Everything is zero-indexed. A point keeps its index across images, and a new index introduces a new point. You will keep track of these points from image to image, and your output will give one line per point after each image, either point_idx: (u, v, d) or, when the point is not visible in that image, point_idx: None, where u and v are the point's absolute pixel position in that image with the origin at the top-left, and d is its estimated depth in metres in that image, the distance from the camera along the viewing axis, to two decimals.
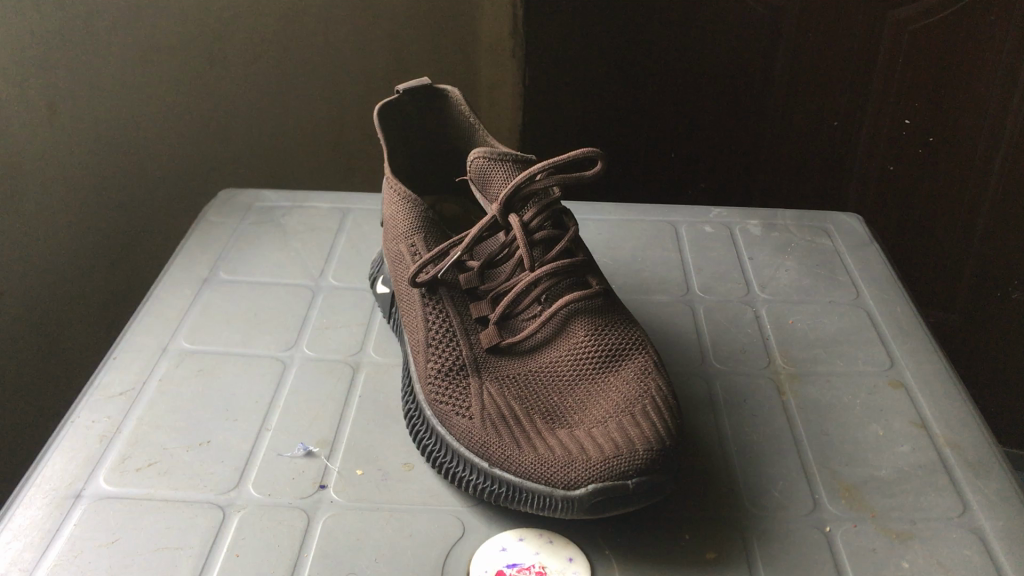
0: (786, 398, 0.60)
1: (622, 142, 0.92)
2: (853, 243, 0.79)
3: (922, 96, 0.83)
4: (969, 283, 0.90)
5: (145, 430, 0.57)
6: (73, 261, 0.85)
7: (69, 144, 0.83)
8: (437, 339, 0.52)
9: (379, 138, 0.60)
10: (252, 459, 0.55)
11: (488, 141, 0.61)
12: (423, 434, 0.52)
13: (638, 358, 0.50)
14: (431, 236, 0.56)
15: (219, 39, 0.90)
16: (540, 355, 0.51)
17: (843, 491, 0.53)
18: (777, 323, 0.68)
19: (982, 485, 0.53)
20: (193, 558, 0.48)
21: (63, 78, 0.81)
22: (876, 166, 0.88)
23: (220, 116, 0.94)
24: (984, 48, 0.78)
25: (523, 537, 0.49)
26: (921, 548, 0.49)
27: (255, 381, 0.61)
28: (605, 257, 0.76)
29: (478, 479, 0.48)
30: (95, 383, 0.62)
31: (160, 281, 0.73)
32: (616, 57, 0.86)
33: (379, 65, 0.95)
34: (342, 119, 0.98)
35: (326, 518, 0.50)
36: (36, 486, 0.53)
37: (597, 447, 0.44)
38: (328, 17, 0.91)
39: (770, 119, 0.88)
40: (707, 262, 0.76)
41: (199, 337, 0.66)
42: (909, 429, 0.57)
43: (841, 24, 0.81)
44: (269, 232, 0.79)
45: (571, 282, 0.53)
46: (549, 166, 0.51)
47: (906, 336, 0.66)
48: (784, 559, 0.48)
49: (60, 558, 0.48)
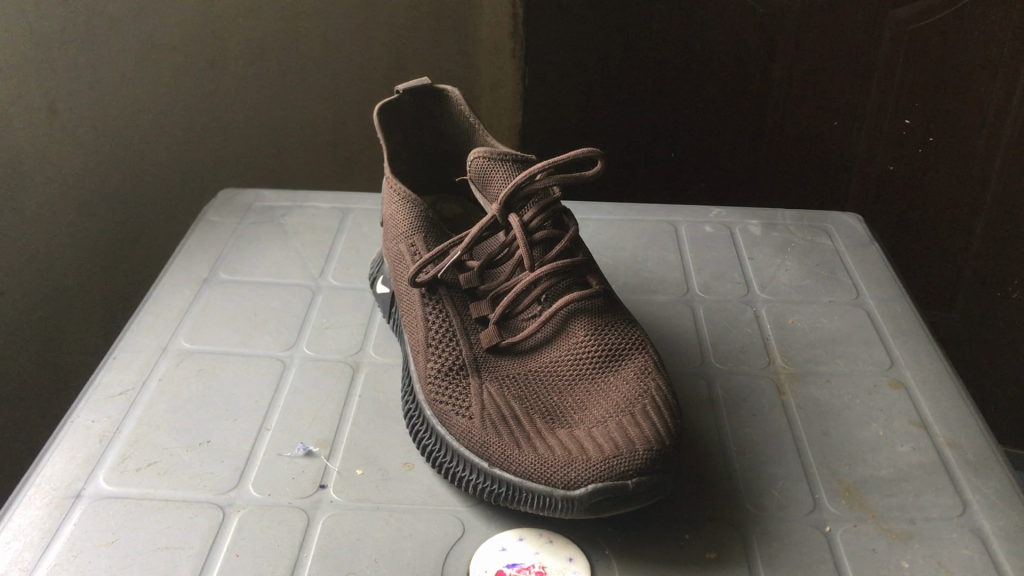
0: (786, 398, 0.60)
1: (622, 142, 0.92)
2: (853, 242, 0.79)
3: (922, 96, 0.83)
4: (970, 282, 0.90)
5: (145, 430, 0.57)
6: (74, 261, 0.85)
7: (69, 144, 0.83)
8: (437, 339, 0.52)
9: (379, 138, 0.60)
10: (252, 459, 0.55)
11: (488, 141, 0.61)
12: (423, 434, 0.52)
13: (638, 358, 0.50)
14: (431, 235, 0.56)
15: (219, 39, 0.90)
16: (540, 355, 0.51)
17: (843, 491, 0.53)
18: (776, 323, 0.68)
19: (981, 484, 0.53)
20: (193, 558, 0.48)
21: (64, 78, 0.81)
22: (877, 166, 0.88)
23: (220, 117, 0.94)
24: (984, 47, 0.78)
25: (523, 537, 0.49)
26: (920, 548, 0.49)
27: (255, 381, 0.61)
28: (605, 257, 0.76)
29: (478, 479, 0.48)
30: (95, 383, 0.62)
31: (160, 281, 0.73)
32: (616, 57, 0.86)
33: (378, 65, 0.95)
34: (342, 118, 0.98)
35: (326, 518, 0.50)
36: (36, 486, 0.54)
37: (598, 446, 0.44)
38: (328, 17, 0.92)
39: (770, 119, 0.88)
40: (707, 261, 0.76)
41: (199, 337, 0.66)
42: (909, 429, 0.57)
43: (841, 24, 0.81)
44: (269, 232, 0.79)
45: (571, 282, 0.53)
46: (549, 166, 0.51)
47: (906, 336, 0.66)
48: (784, 559, 0.48)
49: (60, 557, 0.48)
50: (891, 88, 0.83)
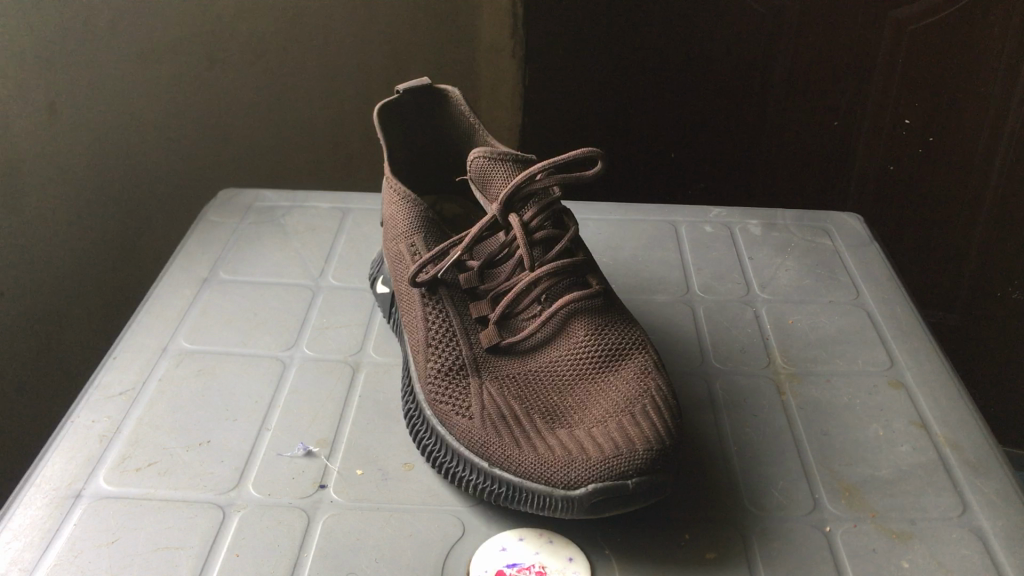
0: (786, 397, 0.60)
1: (622, 142, 0.92)
2: (853, 242, 0.79)
3: (923, 95, 0.83)
4: (970, 280, 0.90)
5: (146, 430, 0.57)
6: (75, 260, 0.85)
7: (69, 144, 0.83)
8: (437, 338, 0.52)
9: (380, 137, 0.60)
10: (253, 458, 0.55)
11: (488, 141, 0.61)
12: (422, 434, 0.52)
13: (638, 358, 0.50)
14: (431, 236, 0.56)
15: (220, 38, 0.90)
16: (540, 354, 0.51)
17: (843, 491, 0.53)
18: (777, 323, 0.68)
19: (982, 484, 0.53)
20: (194, 559, 0.48)
21: (65, 78, 0.81)
22: (877, 165, 0.88)
23: (219, 117, 0.95)
24: (984, 46, 0.78)
25: (523, 537, 0.49)
26: (920, 548, 0.49)
27: (254, 381, 0.61)
28: (605, 257, 0.76)
29: (478, 479, 0.48)
30: (95, 383, 0.62)
31: (160, 280, 0.73)
32: (617, 57, 0.86)
33: (379, 65, 0.95)
34: (342, 118, 0.98)
35: (326, 518, 0.50)
36: (36, 486, 0.54)
37: (599, 446, 0.44)
38: (328, 17, 0.92)
39: (770, 118, 0.88)
40: (707, 261, 0.76)
41: (200, 337, 0.66)
42: (909, 429, 0.57)
43: (841, 23, 0.81)
44: (268, 232, 0.79)
45: (571, 282, 0.53)
46: (550, 166, 0.51)
47: (906, 336, 0.66)
48: (785, 559, 0.48)
49: (60, 557, 0.48)
50: (891, 87, 0.83)
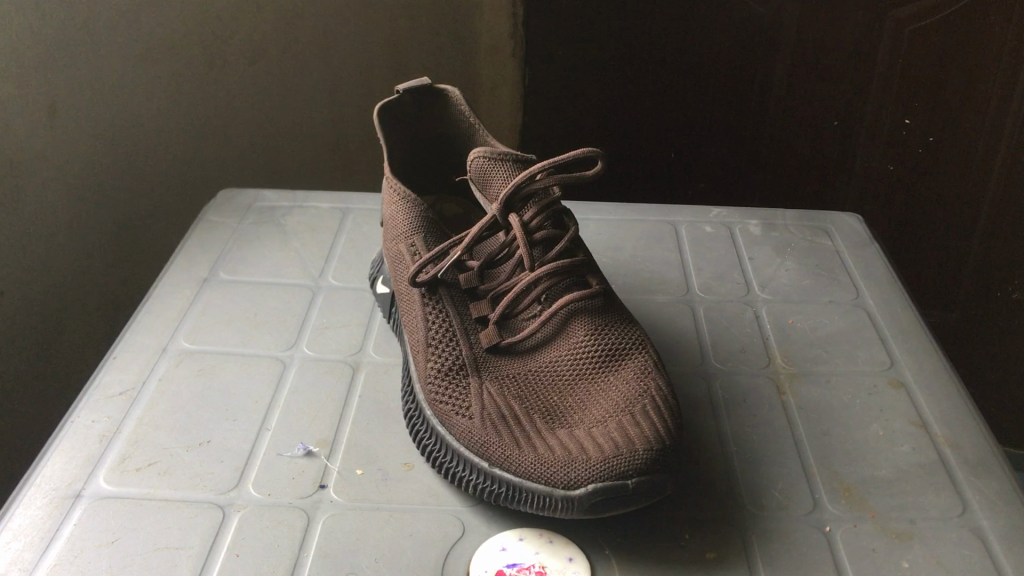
0: (786, 397, 0.60)
1: (621, 142, 0.92)
2: (853, 242, 0.79)
3: (923, 95, 0.83)
4: (970, 279, 0.89)
5: (146, 430, 0.57)
6: (74, 259, 0.85)
7: (69, 144, 0.83)
8: (437, 338, 0.52)
9: (380, 137, 0.60)
10: (253, 458, 0.55)
11: (488, 141, 0.61)
12: (422, 434, 0.52)
13: (638, 358, 0.50)
14: (431, 236, 0.56)
15: (220, 38, 0.90)
16: (540, 354, 0.51)
17: (843, 491, 0.53)
18: (777, 323, 0.68)
19: (982, 484, 0.53)
20: (193, 558, 0.48)
21: (65, 79, 0.81)
22: (877, 165, 0.88)
23: (219, 116, 0.95)
24: (984, 47, 0.78)
25: (523, 537, 0.49)
26: (920, 547, 0.49)
27: (254, 381, 0.61)
28: (605, 257, 0.76)
29: (478, 479, 0.48)
30: (95, 383, 0.62)
31: (160, 280, 0.73)
32: (617, 57, 0.86)
33: (379, 65, 0.95)
34: (342, 118, 0.98)
35: (326, 518, 0.50)
36: (36, 486, 0.54)
37: (599, 446, 0.44)
38: (329, 17, 0.92)
39: (770, 117, 0.88)
40: (707, 261, 0.76)
41: (200, 337, 0.66)
42: (909, 429, 0.57)
43: (841, 23, 0.81)
44: (268, 232, 0.79)
45: (571, 282, 0.53)
46: (549, 166, 0.51)
47: (906, 336, 0.66)
48: (785, 559, 0.48)
49: (60, 557, 0.48)
50: (891, 87, 0.83)
